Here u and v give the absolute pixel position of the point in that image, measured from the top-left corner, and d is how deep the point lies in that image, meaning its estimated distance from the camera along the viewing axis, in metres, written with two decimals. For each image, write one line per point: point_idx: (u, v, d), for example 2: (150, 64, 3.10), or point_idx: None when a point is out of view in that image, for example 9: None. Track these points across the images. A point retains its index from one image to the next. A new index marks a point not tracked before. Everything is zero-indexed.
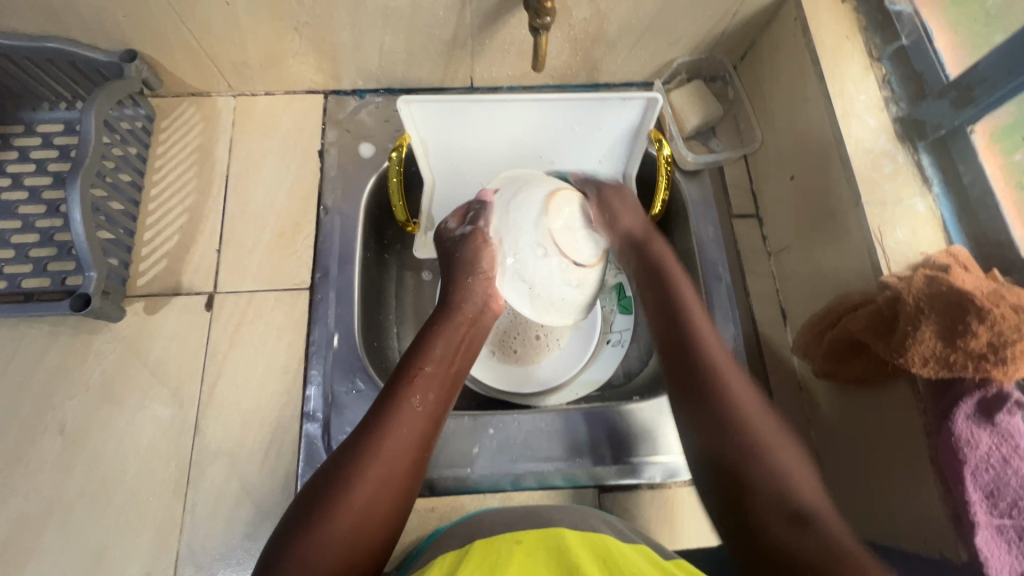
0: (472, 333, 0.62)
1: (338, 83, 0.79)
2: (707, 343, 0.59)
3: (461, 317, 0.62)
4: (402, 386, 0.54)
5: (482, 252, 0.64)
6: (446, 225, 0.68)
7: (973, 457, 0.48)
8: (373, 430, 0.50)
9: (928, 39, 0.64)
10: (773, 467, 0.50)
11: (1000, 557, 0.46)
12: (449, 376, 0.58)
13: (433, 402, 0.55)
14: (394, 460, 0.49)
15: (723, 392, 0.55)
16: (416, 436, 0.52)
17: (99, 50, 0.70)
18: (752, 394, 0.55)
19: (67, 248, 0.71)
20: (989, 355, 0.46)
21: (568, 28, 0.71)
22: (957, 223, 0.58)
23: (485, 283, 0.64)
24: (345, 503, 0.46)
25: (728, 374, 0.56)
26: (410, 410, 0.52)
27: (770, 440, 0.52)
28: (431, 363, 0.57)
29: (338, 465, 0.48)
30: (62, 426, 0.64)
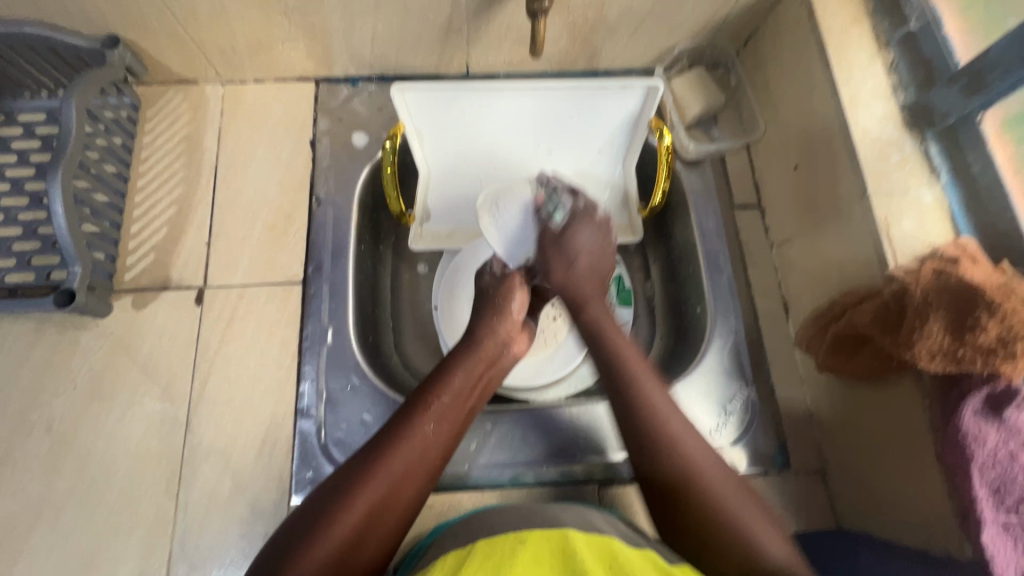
0: (492, 370, 0.59)
1: (329, 70, 0.77)
2: (636, 377, 0.56)
3: (483, 351, 0.58)
4: (416, 413, 0.52)
5: (513, 294, 0.62)
6: (485, 268, 0.65)
7: (980, 453, 0.47)
8: (380, 456, 0.48)
9: (937, 24, 0.62)
10: (722, 510, 0.48)
11: (1005, 554, 0.46)
12: (465, 411, 0.55)
13: (445, 436, 0.52)
14: (394, 491, 0.48)
15: (665, 439, 0.53)
16: (419, 470, 0.50)
17: (80, 36, 0.67)
18: (693, 435, 0.53)
19: (52, 242, 0.69)
20: (998, 350, 0.44)
21: (567, 13, 0.69)
22: (964, 214, 0.57)
23: (507, 323, 0.61)
24: (337, 527, 0.44)
25: (664, 411, 0.54)
26: (420, 441, 0.50)
27: (705, 474, 0.50)
28: (449, 394, 0.54)
29: (338, 488, 0.47)
30: (49, 425, 0.63)
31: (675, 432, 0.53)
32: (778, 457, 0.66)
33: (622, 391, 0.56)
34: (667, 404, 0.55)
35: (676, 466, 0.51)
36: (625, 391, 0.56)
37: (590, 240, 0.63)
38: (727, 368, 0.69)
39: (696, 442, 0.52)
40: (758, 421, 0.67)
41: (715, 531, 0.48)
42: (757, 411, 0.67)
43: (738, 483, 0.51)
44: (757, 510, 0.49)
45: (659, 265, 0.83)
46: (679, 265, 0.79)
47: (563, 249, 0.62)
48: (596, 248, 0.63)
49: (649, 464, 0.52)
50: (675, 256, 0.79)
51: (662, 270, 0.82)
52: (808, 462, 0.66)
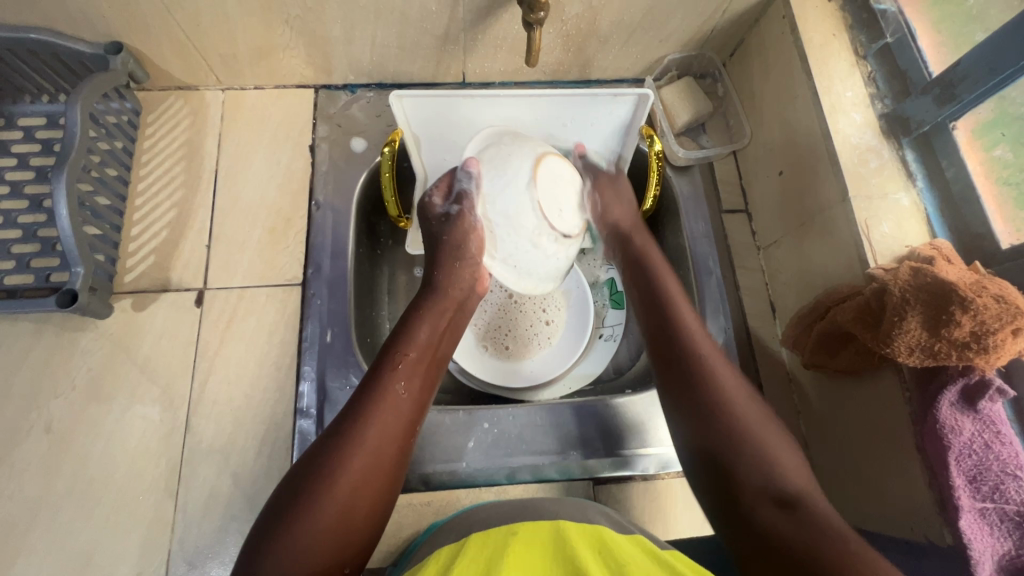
0: (454, 321, 0.63)
1: (329, 77, 0.78)
2: (698, 344, 0.59)
3: (445, 303, 0.63)
4: (386, 368, 0.54)
5: (473, 231, 0.64)
6: (430, 198, 0.66)
7: (957, 443, 0.49)
8: (360, 414, 0.50)
9: (912, 38, 0.65)
10: (759, 449, 0.51)
11: (983, 539, 0.48)
12: (431, 361, 0.58)
13: (417, 388, 0.55)
14: (384, 445, 0.50)
15: (712, 379, 0.56)
16: (403, 421, 0.52)
17: (83, 43, 0.68)
18: (750, 397, 0.55)
19: (52, 244, 0.69)
20: (972, 344, 0.47)
21: (560, 24, 0.72)
22: (939, 216, 0.60)
23: (470, 268, 0.65)
24: (334, 487, 0.46)
25: (700, 340, 0.59)
26: (397, 393, 0.53)
27: (756, 421, 0.53)
28: (415, 348, 0.57)
29: (323, 452, 0.48)
30: (48, 425, 0.63)
31: (719, 382, 0.56)
32: None
33: (693, 366, 0.57)
34: (729, 375, 0.57)
35: (741, 417, 0.53)
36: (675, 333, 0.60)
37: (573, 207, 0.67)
38: None
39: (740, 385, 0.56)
40: None
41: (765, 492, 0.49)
42: None
43: (797, 456, 0.52)
44: (809, 482, 0.50)
45: None
46: (670, 267, 0.81)
47: None
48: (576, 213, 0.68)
49: (689, 398, 0.56)
50: (666, 259, 0.82)
51: None
52: None
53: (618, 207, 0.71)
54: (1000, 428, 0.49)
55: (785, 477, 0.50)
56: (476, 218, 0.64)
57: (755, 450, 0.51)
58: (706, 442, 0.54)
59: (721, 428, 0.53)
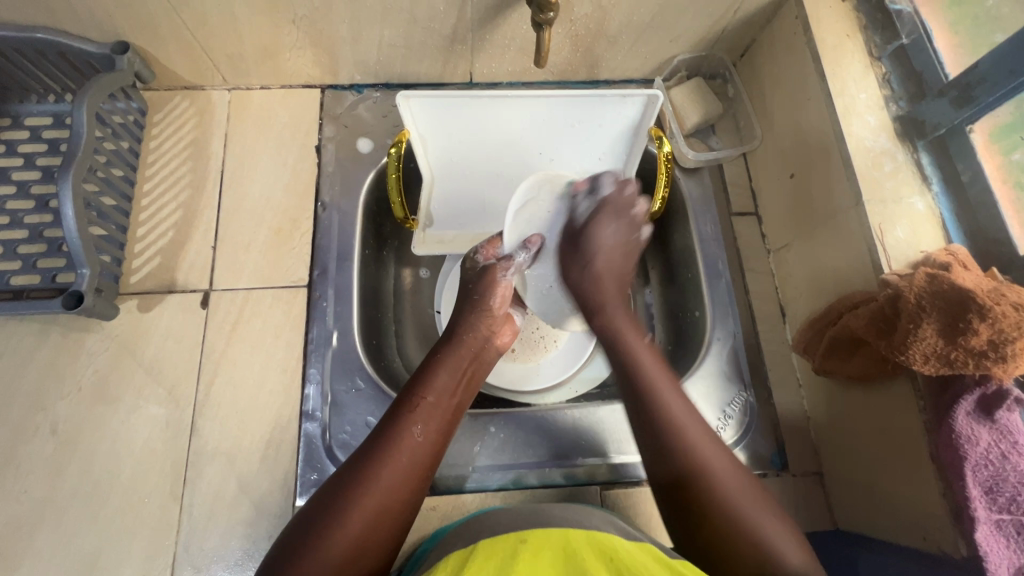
0: (475, 366, 0.62)
1: (335, 77, 0.78)
2: (654, 381, 0.58)
3: (467, 350, 0.62)
4: (405, 413, 0.54)
5: (495, 288, 0.66)
6: (473, 256, 0.69)
7: (973, 452, 0.48)
8: (371, 461, 0.50)
9: (928, 39, 0.64)
10: (708, 484, 0.52)
11: (998, 551, 0.47)
12: (451, 408, 0.57)
13: (434, 435, 0.54)
14: (391, 492, 0.49)
15: (700, 463, 0.53)
16: (412, 472, 0.51)
17: (90, 42, 0.68)
18: (715, 443, 0.54)
19: (57, 244, 0.69)
20: (989, 353, 0.46)
21: (569, 24, 0.71)
22: (955, 221, 0.59)
23: (489, 320, 0.65)
24: (338, 535, 0.45)
25: (673, 409, 0.56)
26: (410, 441, 0.52)
27: (729, 484, 0.52)
28: (433, 394, 0.56)
29: (335, 495, 0.48)
30: (54, 427, 0.63)
31: (673, 414, 0.55)
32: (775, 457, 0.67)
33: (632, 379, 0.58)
34: (676, 396, 0.57)
35: (710, 483, 0.52)
36: (640, 394, 0.57)
37: (612, 236, 0.68)
38: (726, 371, 0.70)
39: (725, 460, 0.53)
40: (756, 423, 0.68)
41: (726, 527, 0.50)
42: (755, 414, 0.69)
43: (751, 483, 0.53)
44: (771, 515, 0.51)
45: (658, 271, 0.85)
46: (678, 270, 0.80)
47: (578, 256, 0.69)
48: (616, 245, 0.69)
49: (659, 461, 0.54)
50: (675, 262, 0.81)
51: (661, 276, 0.84)
52: (805, 464, 0.68)
53: (606, 282, 0.67)
54: (1018, 439, 0.48)
55: (768, 541, 0.48)
56: (505, 278, 0.67)
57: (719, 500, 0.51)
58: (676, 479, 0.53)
59: (671, 451, 0.53)
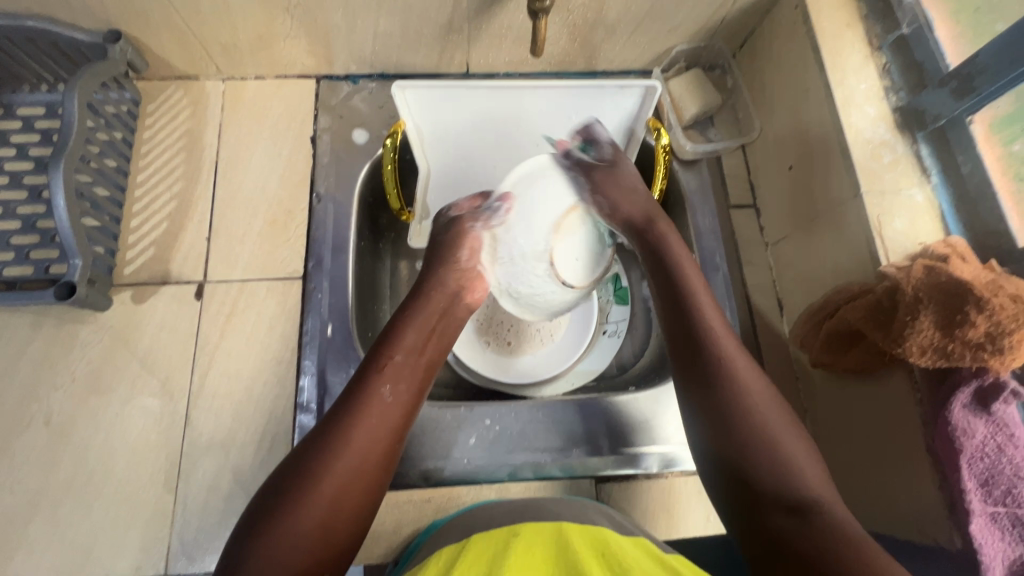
0: (445, 321, 0.61)
1: (330, 67, 0.77)
2: (719, 336, 0.55)
3: (435, 306, 0.61)
4: (373, 374, 0.53)
5: (467, 241, 0.66)
6: (451, 209, 0.69)
7: (969, 445, 0.48)
8: (339, 424, 0.49)
9: (930, 28, 0.63)
10: (767, 438, 0.49)
11: (992, 543, 0.47)
12: (420, 365, 0.56)
13: (403, 394, 0.53)
14: (364, 457, 0.48)
15: (785, 461, 0.48)
16: (385, 432, 0.50)
17: (81, 31, 0.67)
18: (783, 418, 0.51)
19: (51, 235, 0.69)
20: (986, 346, 0.46)
21: (566, 13, 0.70)
22: (954, 213, 0.58)
23: (455, 273, 0.64)
24: (313, 500, 0.45)
25: (738, 368, 0.53)
26: (380, 400, 0.51)
27: (810, 476, 0.48)
28: (402, 349, 0.56)
29: (303, 462, 0.47)
30: (48, 418, 0.63)
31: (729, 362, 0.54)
32: None
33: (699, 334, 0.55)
34: (739, 353, 0.55)
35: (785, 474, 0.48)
36: (703, 345, 0.55)
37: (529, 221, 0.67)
38: None
39: (782, 419, 0.51)
40: None
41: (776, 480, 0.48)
42: None
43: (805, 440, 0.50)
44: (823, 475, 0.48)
45: None
46: None
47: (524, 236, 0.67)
48: (547, 224, 0.67)
49: (713, 418, 0.52)
50: None
51: None
52: None
53: (689, 272, 0.61)
54: (1014, 432, 0.47)
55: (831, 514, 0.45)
56: (473, 228, 0.66)
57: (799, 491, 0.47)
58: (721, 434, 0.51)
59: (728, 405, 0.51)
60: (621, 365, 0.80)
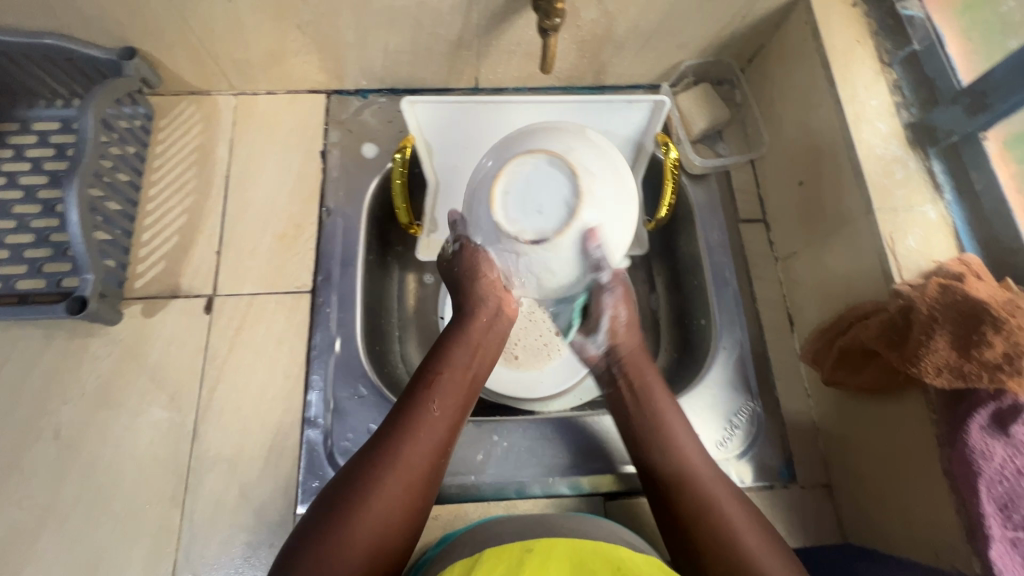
0: (485, 341, 0.60)
1: (341, 83, 0.78)
2: (654, 400, 0.60)
3: (484, 323, 0.59)
4: (422, 393, 0.55)
5: (478, 260, 0.55)
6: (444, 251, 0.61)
7: (987, 468, 0.47)
8: (392, 438, 0.51)
9: (941, 45, 0.63)
10: (704, 502, 0.53)
11: (1014, 570, 0.46)
12: (466, 383, 0.57)
13: (449, 412, 0.55)
14: (412, 469, 0.50)
15: (689, 474, 0.56)
16: (433, 447, 0.52)
17: (98, 48, 0.68)
18: (720, 484, 0.55)
19: (63, 249, 0.69)
20: (1004, 367, 0.45)
21: (576, 29, 0.71)
22: (969, 231, 0.57)
23: (496, 293, 0.58)
24: (371, 501, 0.48)
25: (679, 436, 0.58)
26: (432, 415, 0.53)
27: (708, 486, 0.54)
28: (447, 371, 0.56)
29: (357, 474, 0.49)
30: (57, 431, 0.63)
31: (668, 421, 0.59)
32: (782, 470, 0.66)
33: (642, 401, 0.60)
34: (688, 436, 0.59)
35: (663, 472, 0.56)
36: (640, 402, 0.60)
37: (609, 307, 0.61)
38: (733, 381, 0.69)
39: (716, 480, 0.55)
40: (763, 434, 0.67)
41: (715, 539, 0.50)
42: (763, 424, 0.68)
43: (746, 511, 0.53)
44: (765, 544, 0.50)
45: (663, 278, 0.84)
46: (684, 277, 0.79)
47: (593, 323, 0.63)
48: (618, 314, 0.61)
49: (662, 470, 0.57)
50: (681, 269, 0.80)
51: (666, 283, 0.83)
52: (813, 476, 0.66)
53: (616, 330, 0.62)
54: None
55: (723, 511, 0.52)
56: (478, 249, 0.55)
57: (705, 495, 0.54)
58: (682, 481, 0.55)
59: (663, 459, 0.57)
60: None
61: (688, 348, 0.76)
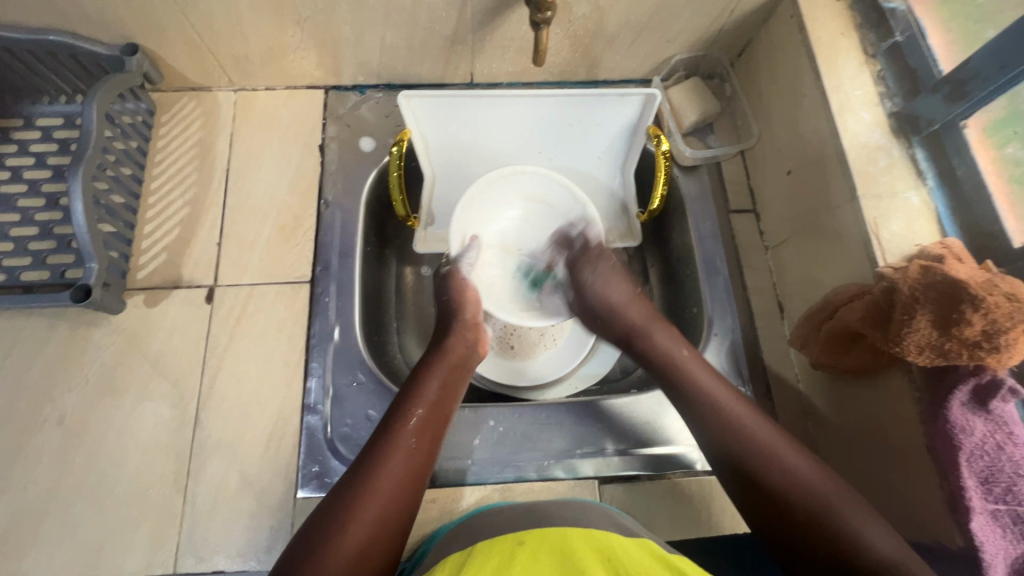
0: (460, 374, 0.62)
1: (338, 78, 0.80)
2: (692, 374, 0.61)
3: (452, 359, 0.62)
4: (397, 423, 0.55)
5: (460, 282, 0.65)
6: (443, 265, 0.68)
7: (968, 442, 0.48)
8: (369, 468, 0.51)
9: (922, 36, 0.65)
10: (771, 463, 0.53)
11: (994, 541, 0.47)
12: (442, 414, 0.57)
13: (427, 442, 0.55)
14: (390, 499, 0.50)
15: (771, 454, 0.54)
16: (408, 479, 0.52)
17: (101, 44, 0.70)
18: (778, 438, 0.55)
19: (67, 241, 0.71)
20: (983, 344, 0.47)
21: (568, 25, 0.72)
22: (950, 216, 0.59)
23: (468, 331, 0.64)
24: (349, 532, 0.47)
25: (721, 399, 0.58)
26: (405, 447, 0.53)
27: (773, 444, 0.54)
28: (424, 403, 0.57)
29: (337, 503, 0.49)
30: (62, 418, 0.64)
31: (711, 393, 0.59)
32: None
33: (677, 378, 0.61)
34: (732, 398, 0.58)
35: (766, 475, 0.53)
36: (679, 381, 0.61)
37: (609, 284, 0.67)
38: (725, 367, 0.71)
39: (765, 435, 0.55)
40: None
41: (791, 500, 0.51)
42: (754, 407, 0.69)
43: (826, 477, 0.52)
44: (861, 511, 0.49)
45: (657, 268, 0.85)
46: (677, 267, 0.81)
47: (599, 270, 0.68)
48: (617, 293, 0.67)
49: (715, 436, 0.57)
50: (673, 259, 0.82)
51: (660, 273, 0.85)
52: None
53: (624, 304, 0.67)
54: (1013, 430, 0.48)
55: (807, 492, 0.51)
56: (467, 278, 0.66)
57: (785, 479, 0.52)
58: (723, 444, 0.56)
59: (715, 428, 0.57)
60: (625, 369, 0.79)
61: (681, 337, 0.78)
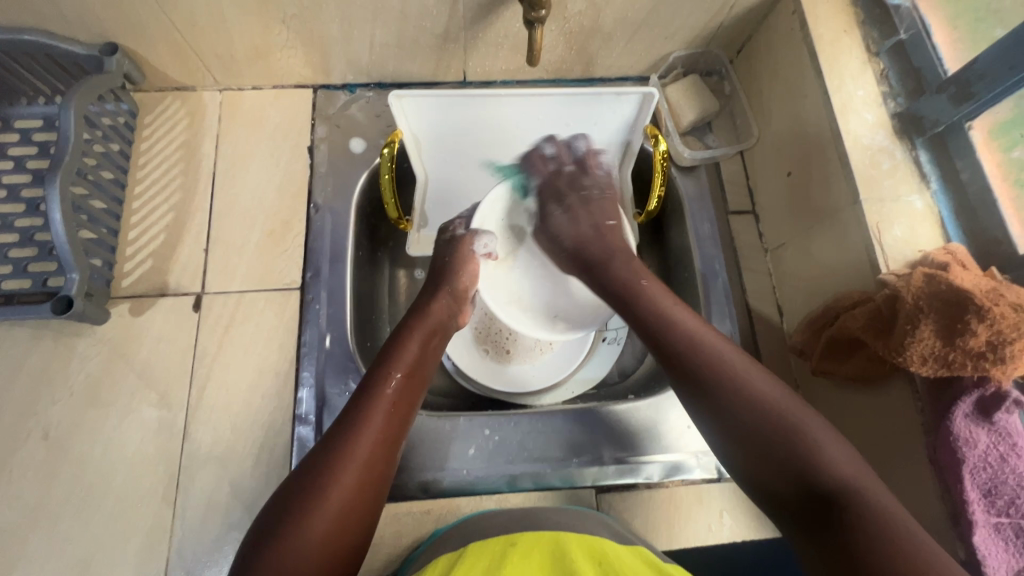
0: (439, 340, 0.60)
1: (327, 77, 0.77)
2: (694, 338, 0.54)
3: (432, 323, 0.60)
4: (376, 385, 0.53)
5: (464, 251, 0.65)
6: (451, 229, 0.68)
7: (971, 455, 0.48)
8: (346, 430, 0.49)
9: (927, 34, 0.63)
10: (789, 430, 0.46)
11: (996, 554, 0.47)
12: (419, 378, 0.56)
13: (405, 406, 0.53)
14: (370, 463, 0.48)
15: (798, 431, 0.46)
16: (386, 442, 0.50)
17: (79, 44, 0.67)
18: (788, 400, 0.48)
19: (49, 248, 0.69)
20: (988, 355, 0.45)
21: (563, 22, 0.70)
22: (955, 221, 0.58)
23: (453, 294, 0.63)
24: (328, 497, 0.45)
25: (724, 361, 0.52)
26: (384, 411, 0.51)
27: (782, 406, 0.48)
28: (404, 365, 0.55)
29: (314, 469, 0.47)
30: (46, 431, 0.63)
31: (711, 358, 0.52)
32: None
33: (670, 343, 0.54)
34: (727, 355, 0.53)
35: (783, 445, 0.46)
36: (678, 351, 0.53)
37: (569, 219, 0.67)
38: None
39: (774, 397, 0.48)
40: None
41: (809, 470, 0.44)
42: None
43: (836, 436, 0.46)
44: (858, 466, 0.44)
45: (654, 270, 0.84)
46: (675, 269, 0.79)
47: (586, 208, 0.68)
48: (582, 224, 0.67)
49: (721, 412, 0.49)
50: (671, 261, 0.80)
51: (657, 275, 0.83)
52: None
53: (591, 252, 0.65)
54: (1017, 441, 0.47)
55: (818, 462, 0.44)
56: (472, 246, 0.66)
57: (799, 443, 0.45)
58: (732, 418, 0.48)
59: (728, 401, 0.49)
60: (622, 373, 0.79)
61: None
